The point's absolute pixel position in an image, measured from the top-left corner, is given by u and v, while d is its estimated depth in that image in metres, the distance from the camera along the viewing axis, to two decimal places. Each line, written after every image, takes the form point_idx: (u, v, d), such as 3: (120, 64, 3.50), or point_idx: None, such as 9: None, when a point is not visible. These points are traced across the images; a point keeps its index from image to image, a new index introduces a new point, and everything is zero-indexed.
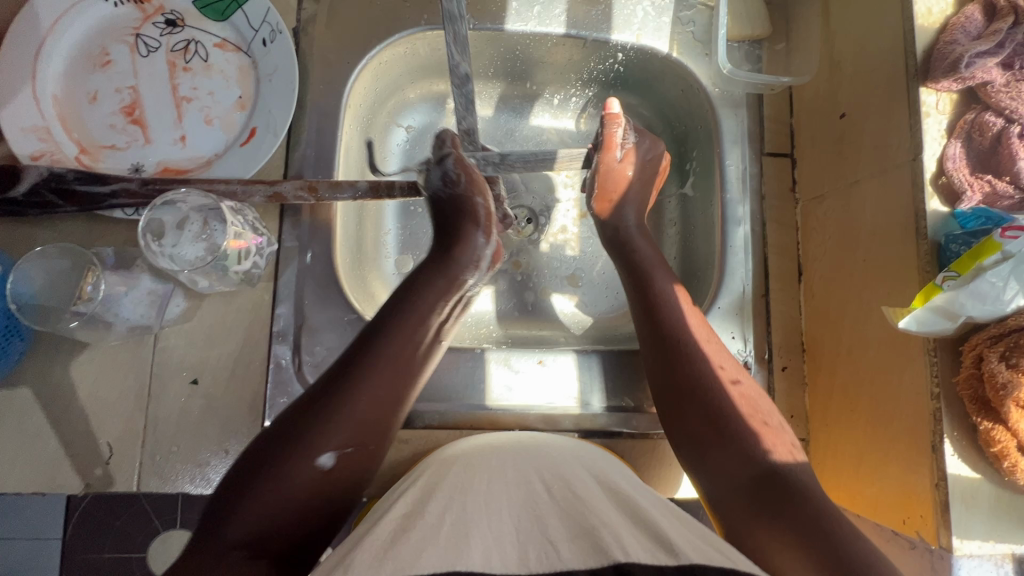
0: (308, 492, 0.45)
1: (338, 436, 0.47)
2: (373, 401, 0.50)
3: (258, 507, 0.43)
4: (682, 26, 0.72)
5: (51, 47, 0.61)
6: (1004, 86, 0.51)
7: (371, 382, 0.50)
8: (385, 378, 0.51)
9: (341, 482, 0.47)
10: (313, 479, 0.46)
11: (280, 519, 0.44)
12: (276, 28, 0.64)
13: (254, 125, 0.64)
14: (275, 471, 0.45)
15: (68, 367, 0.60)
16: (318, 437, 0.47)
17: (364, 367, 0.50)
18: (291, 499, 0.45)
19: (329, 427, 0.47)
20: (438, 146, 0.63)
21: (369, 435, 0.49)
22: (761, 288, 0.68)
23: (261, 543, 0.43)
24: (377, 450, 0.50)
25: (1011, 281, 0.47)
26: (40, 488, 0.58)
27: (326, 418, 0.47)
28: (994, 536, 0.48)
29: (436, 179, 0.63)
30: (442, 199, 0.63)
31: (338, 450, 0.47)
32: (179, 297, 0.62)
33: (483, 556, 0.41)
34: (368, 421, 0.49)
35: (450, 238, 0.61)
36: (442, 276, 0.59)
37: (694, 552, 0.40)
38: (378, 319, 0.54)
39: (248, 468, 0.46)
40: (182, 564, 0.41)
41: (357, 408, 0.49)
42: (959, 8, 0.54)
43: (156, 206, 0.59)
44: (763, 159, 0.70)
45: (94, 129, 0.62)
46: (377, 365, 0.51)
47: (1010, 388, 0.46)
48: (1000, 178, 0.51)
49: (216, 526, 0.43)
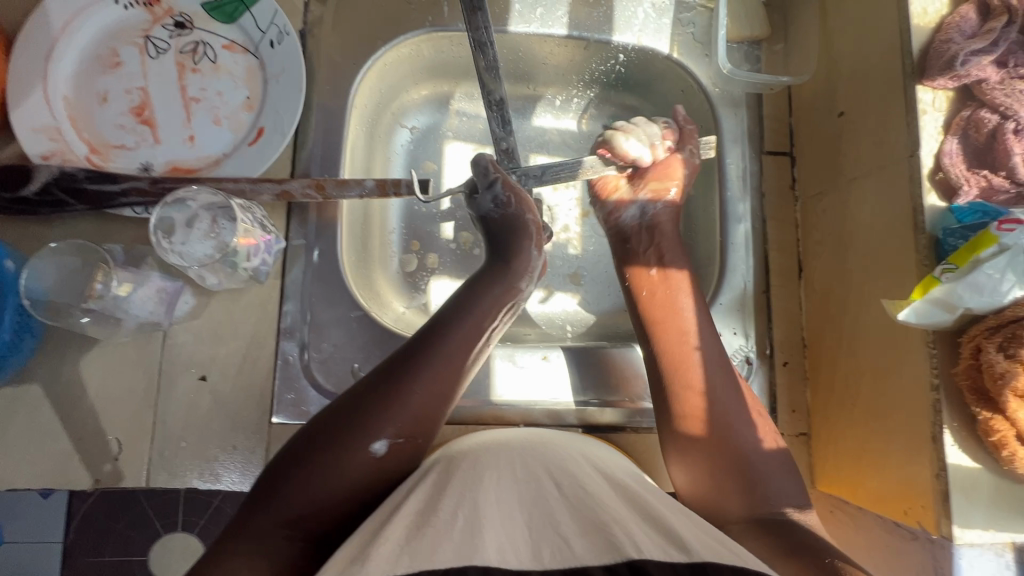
0: (361, 474, 0.50)
1: (390, 427, 0.52)
2: (424, 399, 0.53)
3: (312, 481, 0.49)
4: (682, 27, 0.73)
5: (61, 49, 0.62)
6: (999, 84, 0.52)
7: (422, 381, 0.54)
8: (437, 373, 0.54)
9: (391, 467, 0.52)
10: (368, 464, 0.50)
11: (330, 496, 0.49)
12: (283, 30, 0.65)
13: (262, 125, 0.64)
14: (330, 451, 0.50)
15: (77, 363, 0.60)
16: (375, 425, 0.51)
17: (414, 367, 0.54)
18: (344, 479, 0.50)
19: (383, 418, 0.52)
20: (482, 174, 0.64)
21: (418, 429, 0.53)
22: (762, 285, 0.68)
23: (310, 517, 0.48)
24: (426, 443, 0.54)
25: (1009, 274, 0.47)
26: (49, 484, 0.58)
27: (380, 409, 0.52)
28: (993, 526, 0.48)
29: (486, 204, 0.64)
30: (493, 221, 0.64)
31: (390, 439, 0.52)
32: (187, 294, 0.62)
33: (497, 550, 0.42)
34: (419, 415, 0.53)
35: (502, 248, 0.64)
36: (499, 285, 0.62)
37: (707, 551, 0.41)
38: (430, 324, 0.58)
39: (306, 446, 0.51)
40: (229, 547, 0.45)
41: (412, 399, 0.53)
42: (953, 8, 0.55)
43: (167, 204, 0.59)
44: (762, 158, 0.71)
45: (104, 129, 0.63)
46: (430, 366, 0.54)
47: (1009, 377, 0.47)
48: (995, 173, 0.52)
49: (269, 500, 0.48)
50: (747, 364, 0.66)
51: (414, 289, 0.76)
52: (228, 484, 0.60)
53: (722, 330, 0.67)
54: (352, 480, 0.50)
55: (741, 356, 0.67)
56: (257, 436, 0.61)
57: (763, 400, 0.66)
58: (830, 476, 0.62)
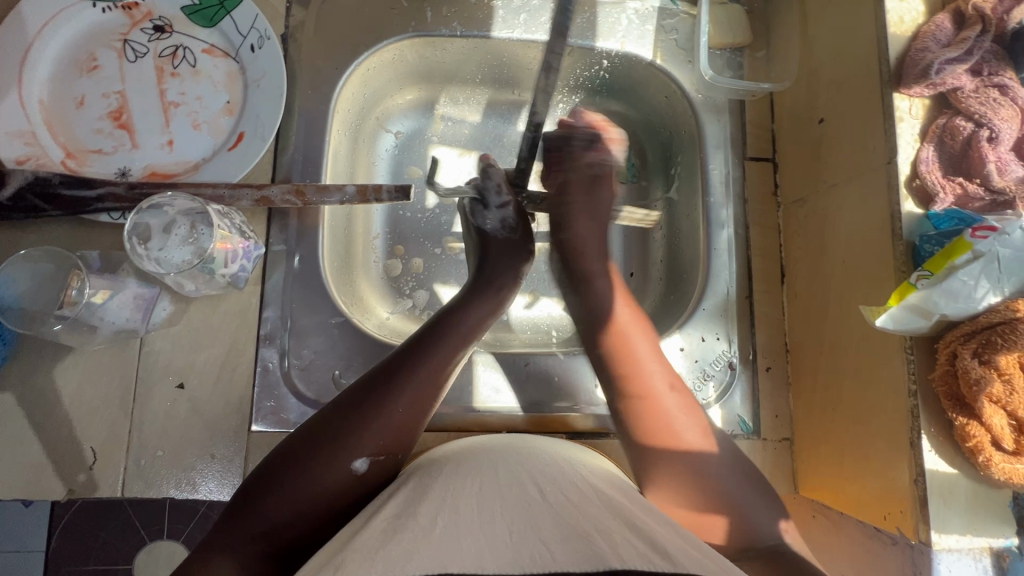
0: (340, 490, 0.50)
1: (371, 445, 0.51)
2: (405, 416, 0.53)
3: (290, 499, 0.48)
4: (665, 34, 0.73)
5: (37, 52, 0.62)
6: (973, 92, 0.53)
7: (405, 398, 0.53)
8: (418, 389, 0.54)
9: (370, 484, 0.51)
10: (348, 480, 0.50)
11: (306, 511, 0.48)
12: (264, 34, 0.64)
13: (242, 130, 0.64)
14: (310, 469, 0.49)
15: (51, 371, 0.59)
16: (357, 443, 0.50)
17: (397, 383, 0.53)
18: (322, 494, 0.49)
19: (364, 435, 0.51)
20: (494, 189, 0.67)
21: (398, 446, 0.53)
22: (745, 290, 0.69)
23: (283, 532, 0.47)
24: (404, 459, 0.54)
25: (982, 280, 0.48)
26: (22, 495, 0.57)
27: (362, 427, 0.51)
28: (971, 530, 0.49)
29: (494, 223, 0.68)
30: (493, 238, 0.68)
31: (370, 456, 0.51)
32: (165, 301, 0.62)
33: (474, 554, 0.42)
34: (399, 431, 0.52)
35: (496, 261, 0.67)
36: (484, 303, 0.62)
37: (693, 565, 0.40)
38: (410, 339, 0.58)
39: (283, 460, 0.50)
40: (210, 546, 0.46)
41: (394, 417, 0.52)
42: (930, 16, 0.56)
43: (142, 210, 0.59)
44: (745, 163, 0.72)
45: (81, 134, 0.62)
46: (414, 382, 0.54)
47: (983, 384, 0.47)
48: (970, 180, 0.52)
49: (244, 515, 0.47)
50: (730, 370, 0.67)
51: (398, 294, 0.75)
52: (206, 493, 0.59)
53: (705, 335, 0.67)
54: (332, 496, 0.49)
55: (724, 361, 0.67)
56: (236, 444, 0.60)
57: (746, 405, 0.66)
58: (813, 481, 0.62)
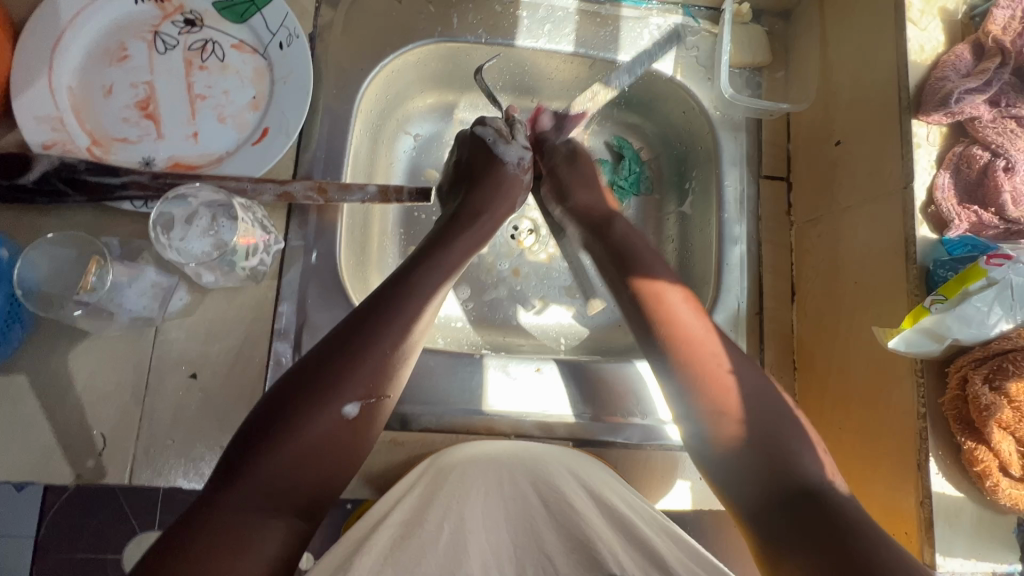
0: (334, 438, 0.49)
1: (360, 389, 0.50)
2: (390, 356, 0.52)
3: (287, 453, 0.46)
4: (687, 50, 0.74)
5: (69, 40, 0.62)
6: (991, 123, 0.54)
7: (390, 337, 0.52)
8: (400, 325, 0.53)
9: (362, 429, 0.51)
10: (338, 427, 0.49)
11: (302, 464, 0.47)
12: (293, 32, 0.65)
13: (267, 126, 0.65)
14: (299, 420, 0.48)
15: (65, 356, 0.60)
16: (343, 388, 0.50)
17: (382, 321, 0.52)
18: (317, 444, 0.48)
19: (351, 378, 0.50)
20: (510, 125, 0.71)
21: (385, 388, 0.52)
22: (755, 306, 0.69)
23: (283, 493, 0.46)
24: (391, 401, 0.54)
25: (995, 307, 0.49)
26: (31, 478, 0.57)
27: (346, 370, 0.50)
28: (975, 555, 0.49)
29: (490, 135, 0.68)
30: (485, 162, 0.68)
31: (360, 400, 0.50)
32: (182, 291, 0.62)
33: (481, 564, 0.47)
34: (386, 371, 0.52)
35: (488, 194, 0.67)
36: (465, 236, 0.63)
37: (685, 572, 0.43)
38: (391, 281, 0.57)
39: (266, 414, 0.48)
40: (206, 516, 0.43)
41: (378, 356, 0.51)
42: (949, 47, 0.57)
43: (168, 199, 0.60)
44: (760, 181, 0.72)
45: (108, 122, 0.63)
46: (399, 320, 0.53)
47: (994, 410, 0.48)
48: (985, 209, 0.53)
49: (237, 474, 0.45)
50: None
51: None
52: None
53: None
54: (326, 444, 0.48)
55: None
56: None
57: None
58: None
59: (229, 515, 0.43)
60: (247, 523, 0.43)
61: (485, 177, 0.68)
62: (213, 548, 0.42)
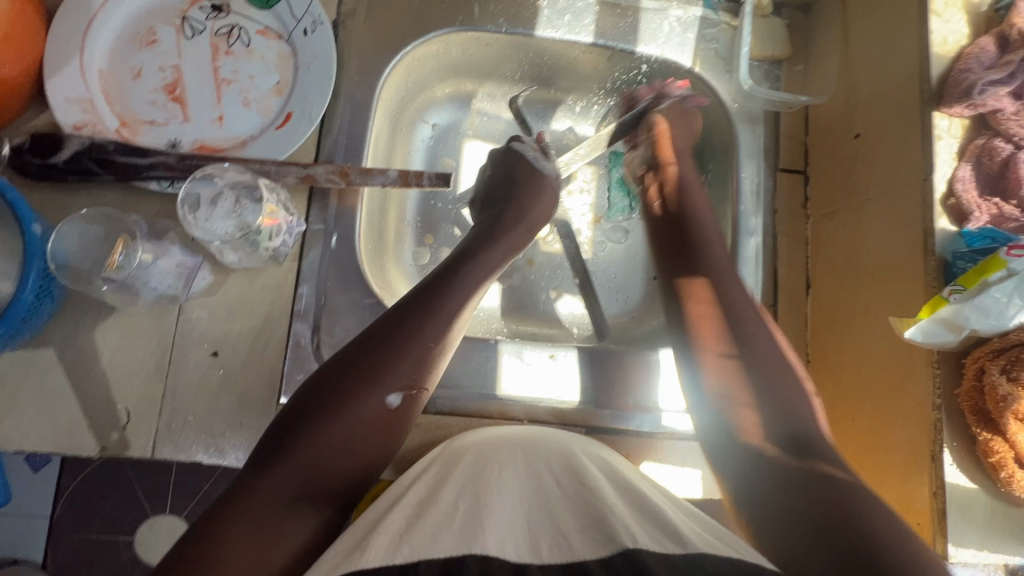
0: (375, 426, 0.50)
1: (403, 380, 0.52)
2: (433, 349, 0.54)
3: (329, 440, 0.48)
4: (705, 42, 0.75)
5: (100, 24, 0.64)
6: (1014, 115, 0.53)
7: (434, 331, 0.54)
8: (443, 321, 0.54)
9: (402, 418, 0.52)
10: (381, 416, 0.50)
11: (344, 451, 0.48)
12: (318, 19, 0.66)
13: (290, 110, 0.66)
14: (346, 408, 0.49)
15: (92, 332, 0.61)
16: (388, 378, 0.51)
17: (424, 315, 0.54)
18: (360, 431, 0.49)
19: (396, 369, 0.51)
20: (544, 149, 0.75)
21: (425, 380, 0.54)
22: (769, 299, 0.69)
23: (324, 479, 0.47)
24: (429, 393, 0.55)
25: (1015, 298, 0.49)
26: (57, 448, 0.59)
27: (392, 362, 0.52)
28: (988, 546, 0.49)
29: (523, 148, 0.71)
30: (517, 169, 0.70)
31: (403, 391, 0.52)
32: (205, 271, 0.63)
33: (496, 543, 0.45)
34: (427, 364, 0.53)
35: (523, 194, 0.68)
36: (501, 236, 0.64)
37: (702, 543, 0.43)
38: (433, 277, 0.58)
39: (311, 401, 0.50)
40: (246, 497, 0.45)
41: (421, 350, 0.53)
42: (973, 39, 0.57)
43: (196, 179, 0.60)
44: (777, 174, 0.73)
45: (136, 104, 0.64)
46: (443, 313, 0.55)
47: (1011, 401, 0.48)
48: (1007, 201, 0.53)
49: (279, 458, 0.47)
50: None
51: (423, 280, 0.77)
52: (233, 460, 0.61)
53: None
54: (368, 433, 0.50)
55: None
56: (265, 415, 0.62)
57: None
58: None
59: (269, 500, 0.45)
60: (286, 508, 0.45)
61: (524, 186, 0.69)
62: (250, 529, 0.43)
